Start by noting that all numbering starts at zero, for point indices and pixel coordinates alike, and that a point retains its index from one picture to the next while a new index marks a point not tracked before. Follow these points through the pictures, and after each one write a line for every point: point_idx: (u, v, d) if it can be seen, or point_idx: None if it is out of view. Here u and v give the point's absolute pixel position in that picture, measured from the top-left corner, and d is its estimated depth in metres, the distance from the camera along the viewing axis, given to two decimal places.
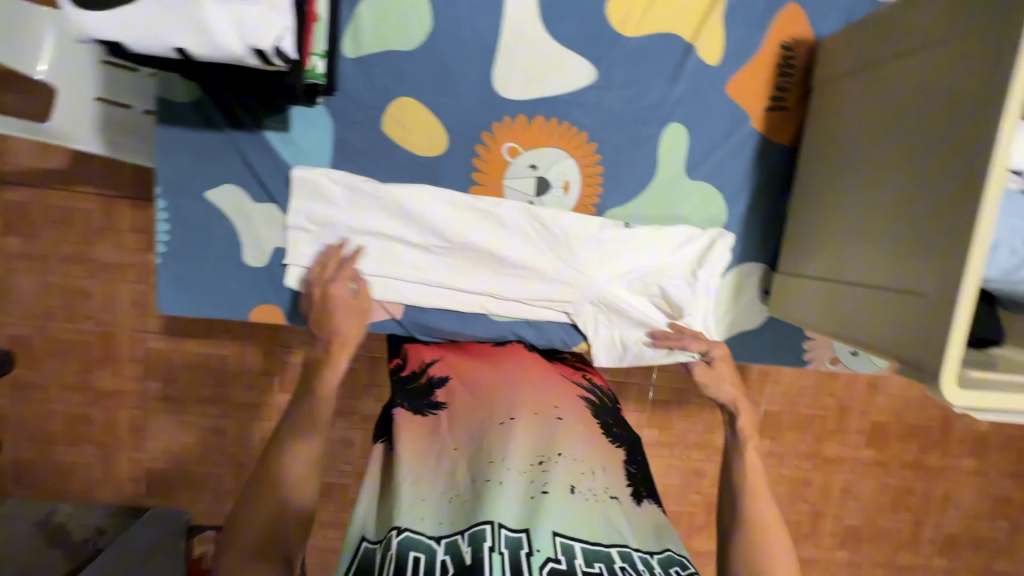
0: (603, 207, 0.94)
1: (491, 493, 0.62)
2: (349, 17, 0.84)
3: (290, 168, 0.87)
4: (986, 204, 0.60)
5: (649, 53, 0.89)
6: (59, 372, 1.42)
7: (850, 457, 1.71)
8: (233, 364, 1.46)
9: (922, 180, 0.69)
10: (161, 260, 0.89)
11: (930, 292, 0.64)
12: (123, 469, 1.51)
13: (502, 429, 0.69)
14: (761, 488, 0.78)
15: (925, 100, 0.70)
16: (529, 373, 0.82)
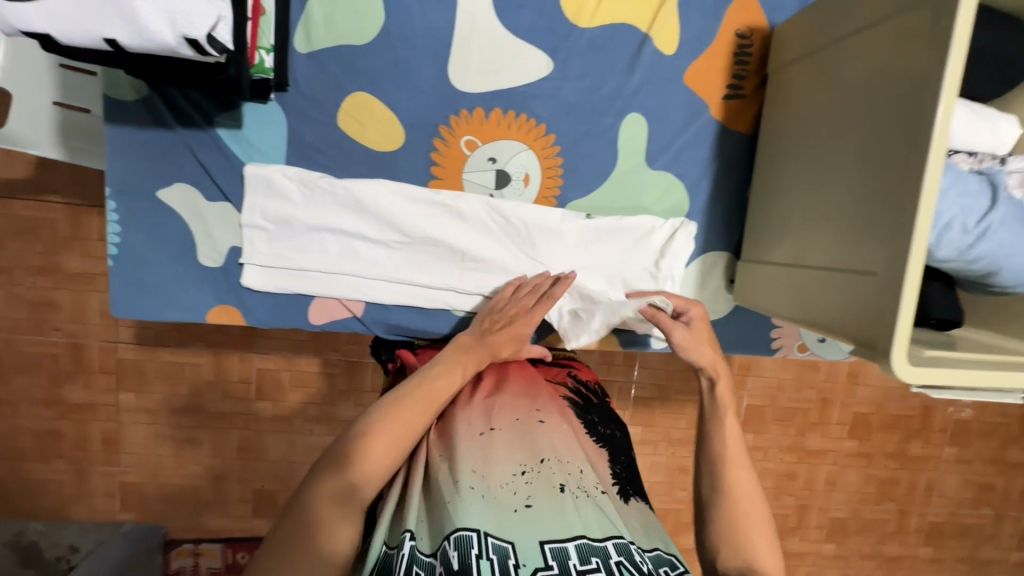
0: (564, 199, 0.94)
1: (472, 505, 0.57)
2: (299, 11, 0.83)
3: (243, 166, 0.86)
4: (929, 182, 0.62)
5: (605, 44, 0.90)
6: (30, 385, 1.40)
7: (833, 448, 1.71)
8: (207, 372, 1.44)
9: (870, 162, 0.70)
10: (113, 262, 0.87)
11: (881, 271, 0.65)
12: (97, 484, 1.47)
13: (481, 441, 0.65)
14: (740, 454, 0.75)
15: (869, 82, 0.72)
16: (508, 376, 0.78)
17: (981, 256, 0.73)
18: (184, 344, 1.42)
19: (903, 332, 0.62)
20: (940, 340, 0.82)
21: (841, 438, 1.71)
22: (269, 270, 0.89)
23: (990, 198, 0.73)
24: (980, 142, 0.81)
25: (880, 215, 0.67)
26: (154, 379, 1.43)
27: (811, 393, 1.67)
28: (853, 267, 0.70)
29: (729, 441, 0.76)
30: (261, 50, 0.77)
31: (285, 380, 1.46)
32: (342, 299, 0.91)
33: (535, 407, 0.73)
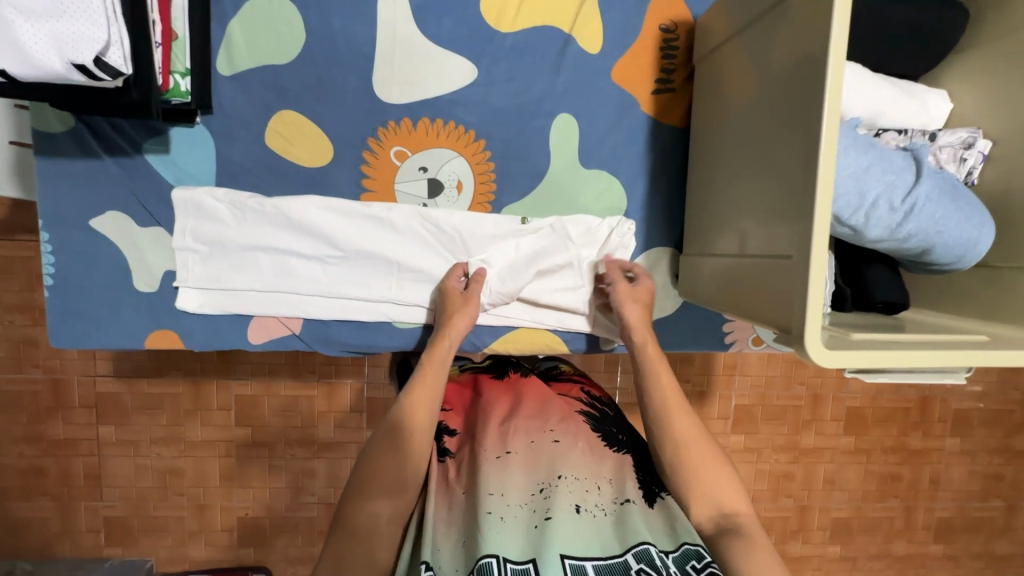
0: (499, 204, 0.93)
1: (492, 528, 0.63)
2: (220, 34, 0.84)
3: (172, 190, 0.86)
4: (826, 159, 0.62)
5: (530, 47, 0.90)
6: (12, 422, 1.41)
7: (828, 446, 1.64)
8: (185, 401, 1.44)
9: (781, 144, 0.70)
10: (49, 293, 0.87)
11: (794, 255, 0.64)
12: (82, 520, 1.46)
13: (498, 463, 0.70)
14: (678, 403, 0.76)
15: (775, 65, 0.72)
16: (524, 401, 0.82)
17: (913, 233, 0.71)
18: (161, 374, 1.43)
19: (815, 315, 0.62)
20: (889, 326, 0.79)
21: (837, 435, 1.64)
22: (203, 291, 0.89)
23: (916, 173, 0.71)
24: (912, 120, 0.79)
25: (790, 197, 0.67)
26: (134, 410, 1.43)
27: (801, 389, 1.61)
28: (774, 252, 0.70)
29: (667, 394, 0.76)
30: (176, 74, 0.79)
31: (264, 405, 1.45)
32: (280, 317, 0.91)
33: (549, 427, 0.76)
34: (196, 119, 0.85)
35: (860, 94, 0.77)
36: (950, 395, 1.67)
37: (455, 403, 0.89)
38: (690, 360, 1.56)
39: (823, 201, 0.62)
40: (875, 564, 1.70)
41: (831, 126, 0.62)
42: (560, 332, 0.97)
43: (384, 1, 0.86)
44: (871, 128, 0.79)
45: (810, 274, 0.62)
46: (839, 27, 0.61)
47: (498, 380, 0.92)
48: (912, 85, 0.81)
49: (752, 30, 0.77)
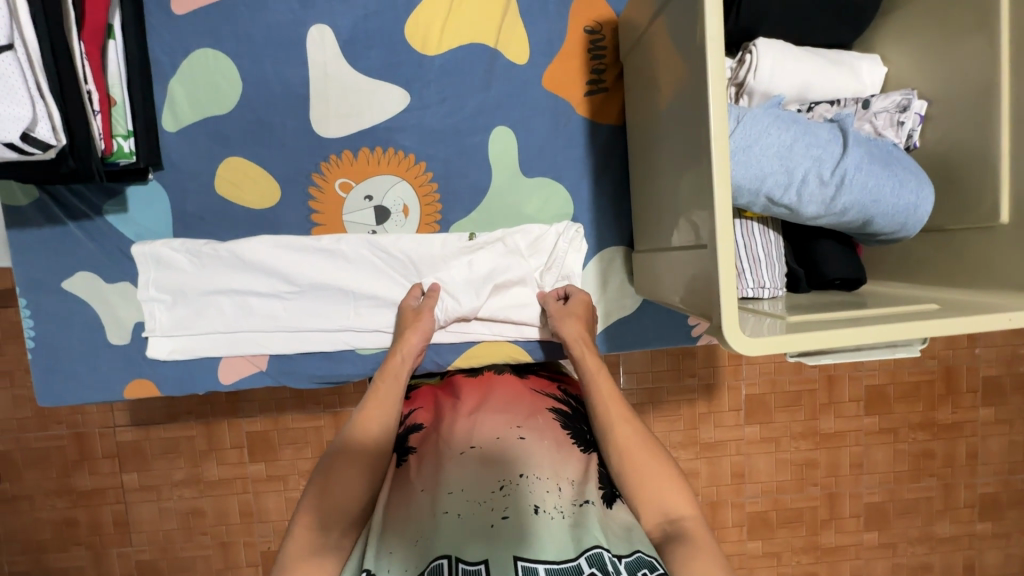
0: (446, 222, 0.94)
1: (447, 527, 0.61)
2: (163, 95, 0.89)
3: (132, 245, 0.91)
4: (722, 146, 0.62)
5: (460, 65, 0.91)
6: (44, 477, 1.48)
7: (851, 428, 1.55)
8: (200, 443, 1.49)
9: (690, 136, 0.71)
10: (32, 354, 0.92)
11: (709, 242, 0.64)
12: (115, 566, 1.51)
13: (461, 459, 0.67)
14: (620, 412, 0.75)
15: (678, 60, 0.72)
16: (492, 398, 0.80)
17: (849, 206, 0.69)
18: (174, 419, 1.48)
19: (730, 298, 0.61)
20: (846, 300, 0.76)
21: (858, 416, 1.55)
22: (173, 337, 0.93)
23: (843, 143, 0.69)
24: (844, 88, 0.77)
25: (703, 184, 0.67)
26: (153, 456, 1.49)
27: (814, 371, 1.53)
28: (698, 240, 0.70)
29: (609, 404, 0.75)
30: (118, 137, 0.83)
31: (275, 439, 1.49)
32: (246, 355, 0.94)
33: (516, 423, 0.73)
34: (148, 175, 0.88)
35: (790, 62, 0.74)
36: (977, 362, 1.56)
37: (425, 402, 0.86)
38: (693, 353, 1.50)
39: (723, 187, 0.62)
40: (919, 549, 1.59)
41: (721, 113, 0.62)
42: (523, 344, 0.97)
43: (312, 41, 0.89)
44: (800, 102, 0.78)
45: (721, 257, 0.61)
46: (714, 19, 0.62)
47: (473, 379, 0.90)
48: (843, 54, 0.79)
49: (657, 22, 0.77)
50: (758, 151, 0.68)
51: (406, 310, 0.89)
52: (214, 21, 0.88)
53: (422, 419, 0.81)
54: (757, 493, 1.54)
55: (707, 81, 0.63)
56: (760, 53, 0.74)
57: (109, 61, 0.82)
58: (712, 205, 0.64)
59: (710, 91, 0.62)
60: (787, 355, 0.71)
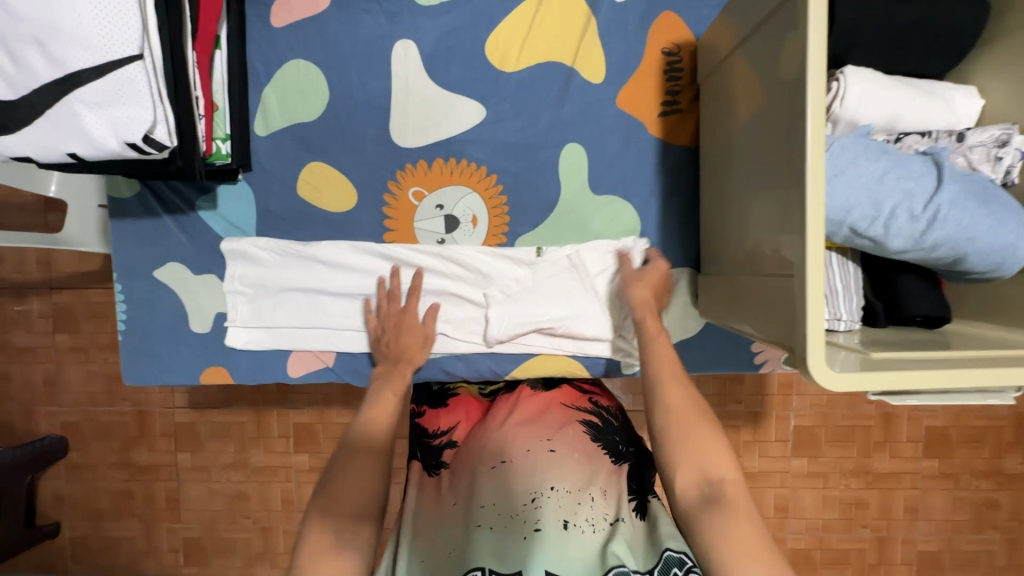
0: (514, 234, 0.96)
1: (481, 540, 0.66)
2: (257, 102, 0.94)
3: (221, 243, 0.97)
4: (817, 176, 0.59)
5: (536, 82, 0.93)
6: (106, 449, 1.58)
7: (906, 470, 1.47)
8: (250, 430, 1.55)
9: (772, 164, 0.69)
10: (123, 335, 0.99)
11: (793, 274, 0.62)
12: (164, 540, 1.59)
13: (493, 474, 0.72)
14: (673, 373, 0.75)
15: (766, 86, 0.70)
16: (522, 410, 0.85)
17: (939, 243, 0.66)
18: (227, 404, 1.55)
19: (815, 335, 0.59)
20: (928, 339, 0.74)
21: (915, 458, 1.47)
22: (250, 329, 0.98)
23: (937, 178, 0.67)
24: (935, 119, 0.75)
25: (786, 215, 0.65)
26: (205, 438, 1.56)
27: (869, 408, 1.46)
28: (771, 271, 0.68)
29: (662, 363, 0.76)
30: (218, 140, 0.88)
31: (319, 432, 1.53)
32: (315, 351, 0.98)
33: (547, 437, 0.78)
34: (237, 177, 0.93)
35: (880, 91, 0.73)
36: None
37: (462, 414, 0.91)
38: (740, 378, 1.47)
39: (814, 219, 0.60)
40: None
41: (817, 141, 0.59)
42: (581, 358, 0.97)
43: (397, 55, 0.93)
44: (886, 132, 0.76)
45: (807, 294, 0.59)
46: (816, 46, 0.59)
47: (508, 395, 0.93)
48: (936, 84, 0.76)
49: (742, 46, 0.76)
50: (844, 182, 0.67)
51: (407, 318, 0.93)
52: (308, 34, 0.93)
53: (458, 436, 0.86)
54: (801, 529, 1.49)
55: (800, 109, 0.61)
56: (847, 82, 0.72)
57: (215, 69, 0.89)
58: (798, 239, 0.62)
59: (808, 118, 0.59)
60: (867, 393, 0.69)
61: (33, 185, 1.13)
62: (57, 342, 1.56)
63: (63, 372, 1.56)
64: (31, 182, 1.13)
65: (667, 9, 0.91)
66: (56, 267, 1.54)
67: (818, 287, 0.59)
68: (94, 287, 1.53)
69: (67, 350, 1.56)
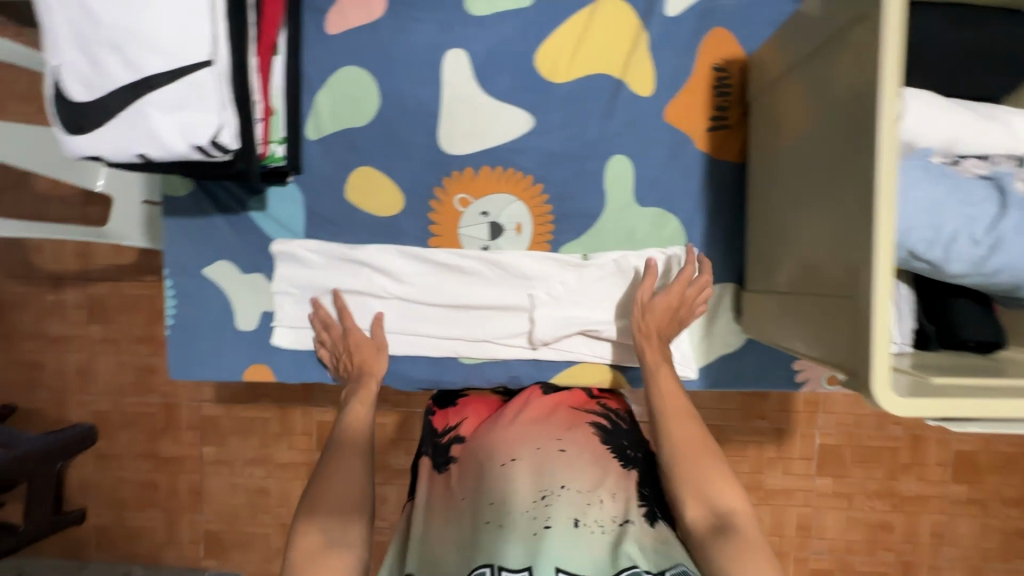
0: (558, 243, 0.97)
1: (493, 536, 0.68)
2: (310, 105, 0.96)
3: (271, 243, 0.99)
4: (887, 195, 0.57)
5: (585, 93, 0.94)
6: (133, 440, 1.61)
7: (933, 494, 1.44)
8: (274, 426, 1.57)
9: (839, 178, 0.65)
10: (170, 330, 1.02)
11: (856, 294, 0.60)
12: (184, 532, 1.61)
13: (503, 471, 0.74)
14: (681, 411, 0.82)
15: (834, 97, 0.67)
16: (530, 408, 0.87)
17: (1001, 269, 0.66)
18: (252, 399, 1.57)
19: (880, 357, 0.57)
20: (982, 366, 0.72)
21: (943, 482, 1.44)
22: (295, 329, 1.00)
23: (1000, 204, 0.67)
24: (996, 143, 0.74)
25: (848, 233, 0.63)
26: (229, 432, 1.58)
27: (897, 429, 1.44)
28: (836, 290, 0.65)
29: (669, 401, 0.83)
30: (273, 143, 0.90)
31: None
32: None
33: (556, 436, 0.80)
34: (287, 178, 0.95)
35: (937, 114, 0.73)
36: None
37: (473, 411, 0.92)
38: (765, 394, 1.45)
39: (884, 238, 0.58)
40: None
41: (889, 158, 0.57)
42: (621, 368, 0.97)
43: (448, 63, 0.95)
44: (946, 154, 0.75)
45: (873, 315, 0.57)
46: (893, 57, 0.56)
47: (518, 394, 0.93)
48: (996, 108, 0.76)
49: (803, 61, 0.75)
50: (903, 205, 0.66)
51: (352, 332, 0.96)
52: (361, 41, 0.95)
53: (465, 431, 0.87)
54: (823, 549, 1.47)
55: (868, 125, 0.59)
56: (907, 104, 0.72)
57: (274, 73, 0.90)
58: (862, 258, 0.60)
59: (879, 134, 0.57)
60: (926, 419, 0.67)
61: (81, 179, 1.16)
62: (91, 333, 1.59)
63: (95, 363, 1.60)
64: (80, 176, 1.16)
65: (719, 24, 0.92)
66: (93, 260, 1.57)
67: (885, 307, 0.57)
68: (126, 279, 1.56)
69: (100, 342, 1.59)
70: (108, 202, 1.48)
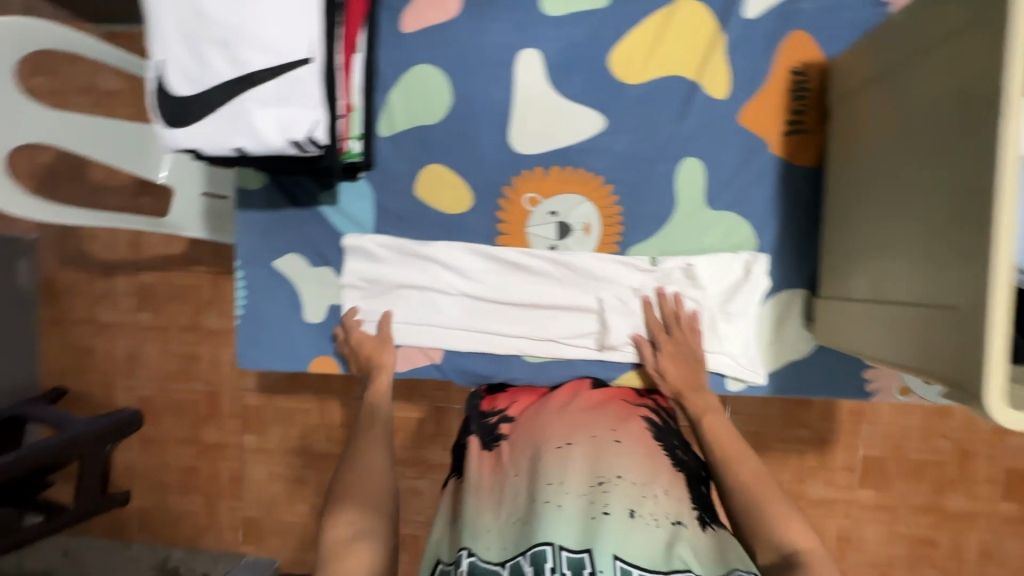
0: (626, 244, 0.97)
1: (549, 514, 0.65)
2: (383, 102, 0.98)
3: (343, 238, 1.00)
4: (1006, 204, 0.56)
5: (658, 95, 0.94)
6: (177, 426, 1.65)
7: (981, 512, 1.40)
8: (314, 417, 1.59)
9: (944, 188, 0.64)
10: (240, 320, 1.04)
11: (969, 305, 0.59)
12: (224, 518, 1.65)
13: (559, 453, 0.72)
14: (741, 450, 0.80)
15: (939, 105, 0.66)
16: (581, 399, 0.87)
17: None
18: (293, 390, 1.59)
19: (996, 369, 0.55)
20: None
21: (992, 500, 1.40)
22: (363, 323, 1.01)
23: None
24: None
25: (958, 243, 0.61)
26: (270, 422, 1.61)
27: (945, 444, 1.40)
28: (934, 301, 0.64)
29: (728, 443, 0.81)
30: (352, 139, 0.91)
31: None
32: (422, 347, 1.00)
33: (612, 427, 0.78)
34: (358, 175, 0.96)
35: None
36: None
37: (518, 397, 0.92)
38: (808, 403, 1.42)
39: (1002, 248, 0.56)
40: None
41: (1010, 166, 0.56)
42: None
43: (521, 63, 0.95)
44: None
45: (990, 326, 0.55)
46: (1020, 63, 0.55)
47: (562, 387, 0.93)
48: None
49: (898, 66, 0.73)
50: None
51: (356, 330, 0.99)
52: (434, 39, 0.96)
53: (513, 412, 0.88)
54: (862, 563, 1.44)
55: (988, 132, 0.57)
56: None
57: (354, 71, 0.90)
58: (976, 268, 0.58)
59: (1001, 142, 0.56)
60: None
61: (143, 169, 1.18)
62: (140, 321, 1.64)
63: (143, 349, 1.64)
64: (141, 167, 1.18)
65: (799, 27, 0.90)
66: (145, 249, 1.61)
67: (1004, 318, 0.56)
68: (173, 269, 1.60)
69: (149, 329, 1.64)
70: (160, 193, 1.51)
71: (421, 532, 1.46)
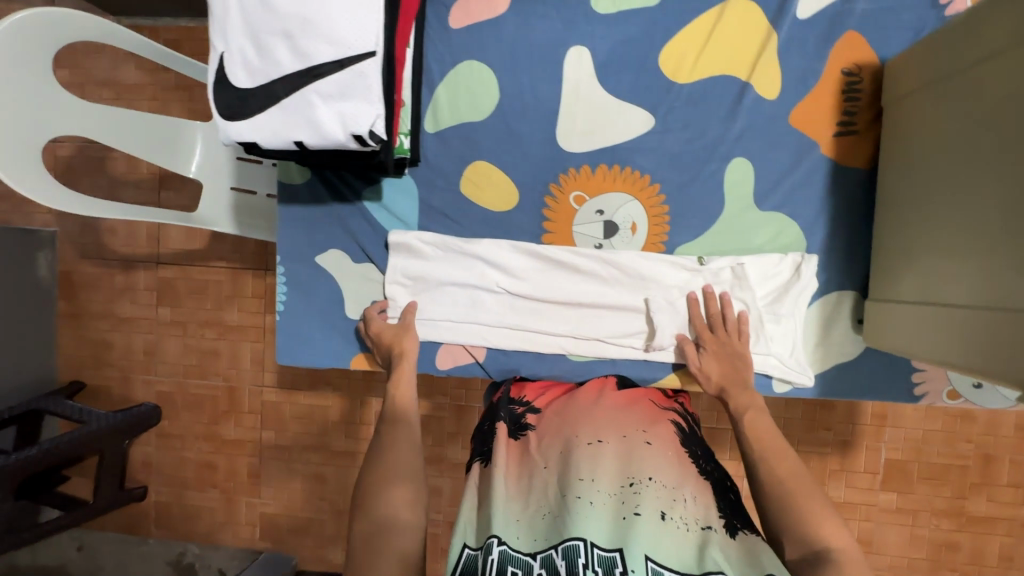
0: (672, 244, 0.96)
1: (580, 510, 0.64)
2: (429, 99, 0.97)
3: (387, 235, 1.00)
4: None
5: (707, 94, 0.93)
6: (195, 422, 1.64)
7: (1006, 517, 1.39)
8: (333, 414, 1.58)
9: (1006, 190, 0.64)
10: (280, 316, 1.04)
11: None
12: (241, 514, 1.64)
13: (591, 449, 0.71)
14: (779, 447, 0.78)
15: (1000, 107, 0.65)
16: (610, 397, 0.86)
17: None
18: (313, 387, 1.58)
19: None
20: None
21: (1016, 505, 1.39)
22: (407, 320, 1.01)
23: None
24: None
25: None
26: (289, 418, 1.60)
27: (969, 448, 1.39)
28: (995, 302, 0.64)
29: (764, 438, 0.80)
30: (402, 135, 0.92)
31: None
32: (466, 345, 1.00)
33: (642, 428, 0.76)
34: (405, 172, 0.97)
35: None
36: None
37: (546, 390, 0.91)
38: (831, 406, 1.41)
39: None
40: None
41: None
42: None
43: (569, 61, 0.95)
44: None
45: None
46: None
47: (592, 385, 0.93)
48: None
49: (953, 69, 0.73)
50: None
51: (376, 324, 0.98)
52: (481, 36, 0.95)
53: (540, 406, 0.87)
54: (883, 566, 1.44)
55: None
56: None
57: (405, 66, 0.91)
58: None
59: None
60: None
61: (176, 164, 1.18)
62: (159, 316, 1.63)
63: (162, 344, 1.63)
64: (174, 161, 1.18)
65: (852, 28, 0.90)
66: (164, 243, 1.60)
67: None
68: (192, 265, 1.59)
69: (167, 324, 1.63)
70: (181, 187, 1.50)
71: (442, 530, 1.45)
